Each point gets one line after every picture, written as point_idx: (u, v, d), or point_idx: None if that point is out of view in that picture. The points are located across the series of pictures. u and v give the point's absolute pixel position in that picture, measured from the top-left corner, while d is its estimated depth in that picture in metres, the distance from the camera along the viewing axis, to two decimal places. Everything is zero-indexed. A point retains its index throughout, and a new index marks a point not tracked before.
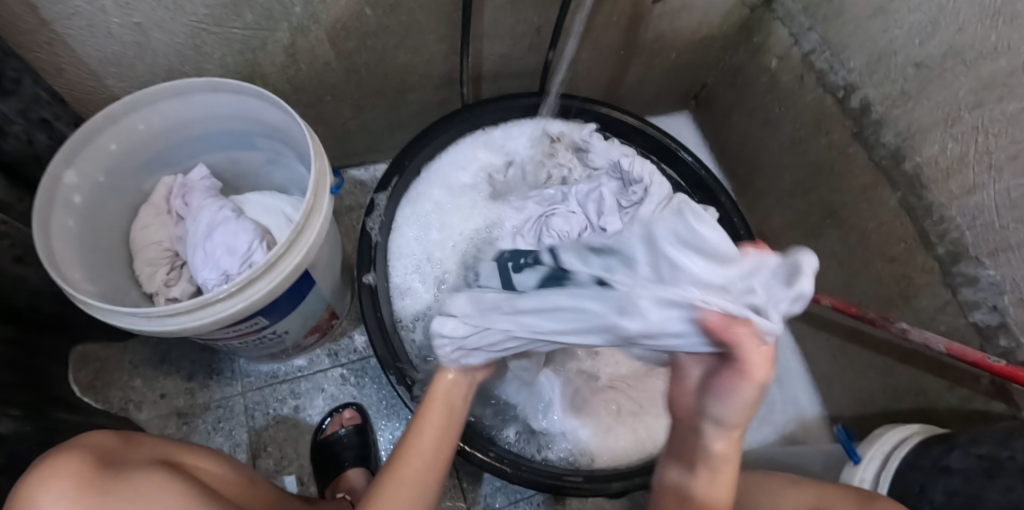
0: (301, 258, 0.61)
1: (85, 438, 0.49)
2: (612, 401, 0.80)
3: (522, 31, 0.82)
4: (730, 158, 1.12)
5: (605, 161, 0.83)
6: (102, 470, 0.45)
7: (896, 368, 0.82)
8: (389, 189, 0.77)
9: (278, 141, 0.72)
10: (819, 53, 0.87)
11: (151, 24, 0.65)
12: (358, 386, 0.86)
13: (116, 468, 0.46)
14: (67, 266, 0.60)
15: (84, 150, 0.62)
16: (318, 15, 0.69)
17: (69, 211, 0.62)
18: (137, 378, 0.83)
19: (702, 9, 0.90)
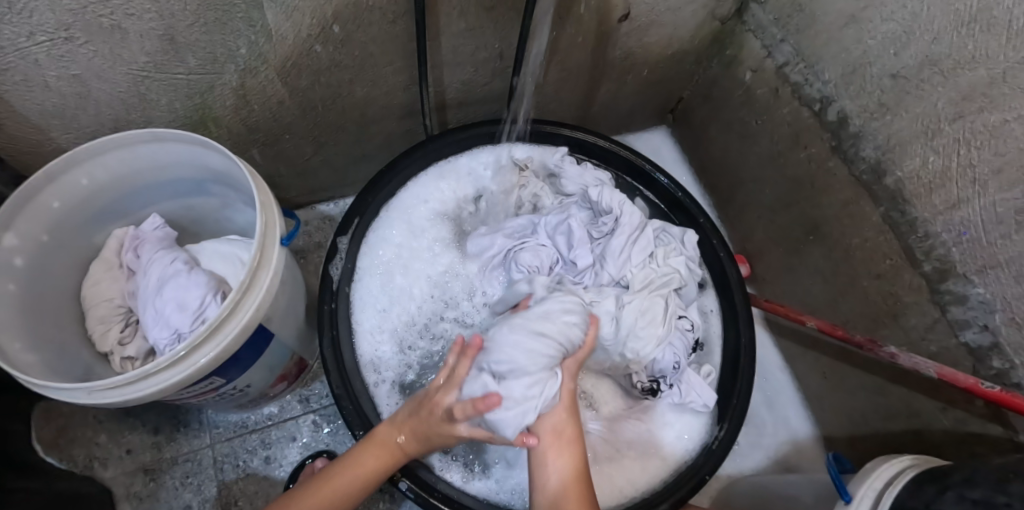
0: (250, 314, 0.58)
1: None
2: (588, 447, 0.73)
3: (484, 57, 0.80)
4: (709, 172, 1.09)
5: (577, 187, 0.81)
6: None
7: (887, 388, 0.78)
8: (350, 232, 0.74)
9: (231, 187, 0.70)
10: (793, 65, 0.84)
11: (90, 75, 0.62)
12: (332, 433, 0.83)
13: None
14: (6, 335, 0.57)
15: (23, 212, 0.60)
16: (265, 55, 0.67)
17: (9, 274, 0.59)
18: (102, 434, 0.81)
19: (671, 24, 0.87)
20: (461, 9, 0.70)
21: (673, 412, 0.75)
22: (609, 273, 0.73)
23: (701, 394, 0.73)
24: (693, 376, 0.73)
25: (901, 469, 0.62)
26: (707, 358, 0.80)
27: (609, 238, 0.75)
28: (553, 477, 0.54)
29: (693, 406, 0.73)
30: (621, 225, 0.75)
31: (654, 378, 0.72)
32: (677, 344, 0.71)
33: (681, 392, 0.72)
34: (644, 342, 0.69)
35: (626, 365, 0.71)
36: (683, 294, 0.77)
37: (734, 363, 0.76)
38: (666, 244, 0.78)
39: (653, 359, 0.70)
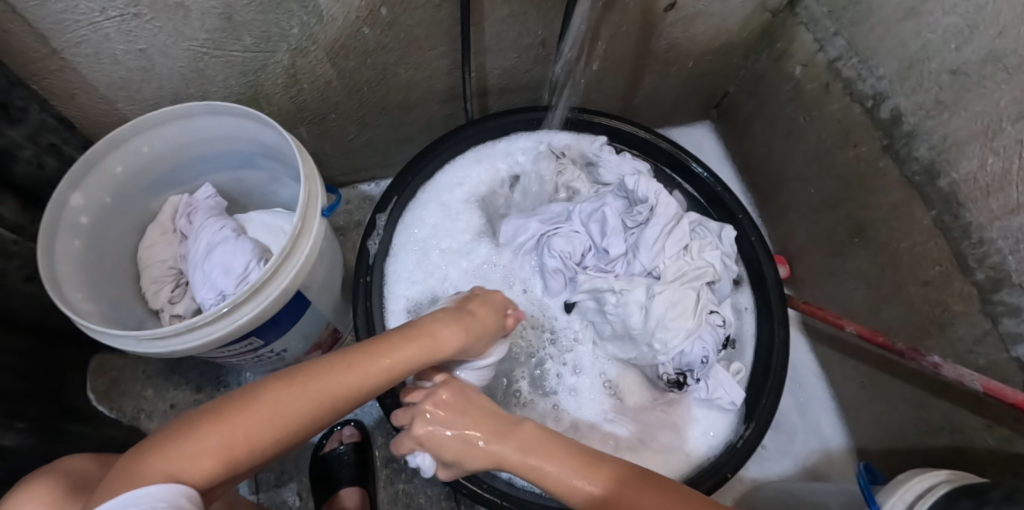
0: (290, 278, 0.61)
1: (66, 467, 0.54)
2: (609, 436, 0.72)
3: (527, 44, 0.80)
4: (751, 169, 1.06)
5: (615, 176, 0.82)
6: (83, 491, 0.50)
7: (929, 401, 0.74)
8: (388, 210, 0.76)
9: (278, 160, 0.73)
10: (846, 59, 0.81)
11: (154, 50, 0.66)
12: (360, 403, 0.86)
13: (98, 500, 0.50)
14: (69, 286, 0.62)
15: (90, 174, 0.65)
16: (316, 36, 0.69)
17: (75, 231, 0.64)
18: (149, 388, 0.86)
19: (718, 15, 0.86)
20: None
21: (699, 407, 0.74)
22: (641, 263, 0.74)
23: (728, 391, 0.71)
24: (721, 372, 0.72)
25: (936, 483, 0.60)
26: (739, 356, 0.79)
27: (643, 228, 0.75)
28: (591, 489, 0.50)
29: (720, 402, 0.72)
30: (657, 215, 0.74)
31: (681, 372, 0.72)
32: (707, 338, 0.71)
33: (708, 387, 0.71)
34: (673, 332, 0.69)
35: (653, 356, 0.71)
36: (716, 289, 0.76)
37: (766, 364, 0.74)
38: (702, 238, 0.77)
39: (681, 351, 0.70)
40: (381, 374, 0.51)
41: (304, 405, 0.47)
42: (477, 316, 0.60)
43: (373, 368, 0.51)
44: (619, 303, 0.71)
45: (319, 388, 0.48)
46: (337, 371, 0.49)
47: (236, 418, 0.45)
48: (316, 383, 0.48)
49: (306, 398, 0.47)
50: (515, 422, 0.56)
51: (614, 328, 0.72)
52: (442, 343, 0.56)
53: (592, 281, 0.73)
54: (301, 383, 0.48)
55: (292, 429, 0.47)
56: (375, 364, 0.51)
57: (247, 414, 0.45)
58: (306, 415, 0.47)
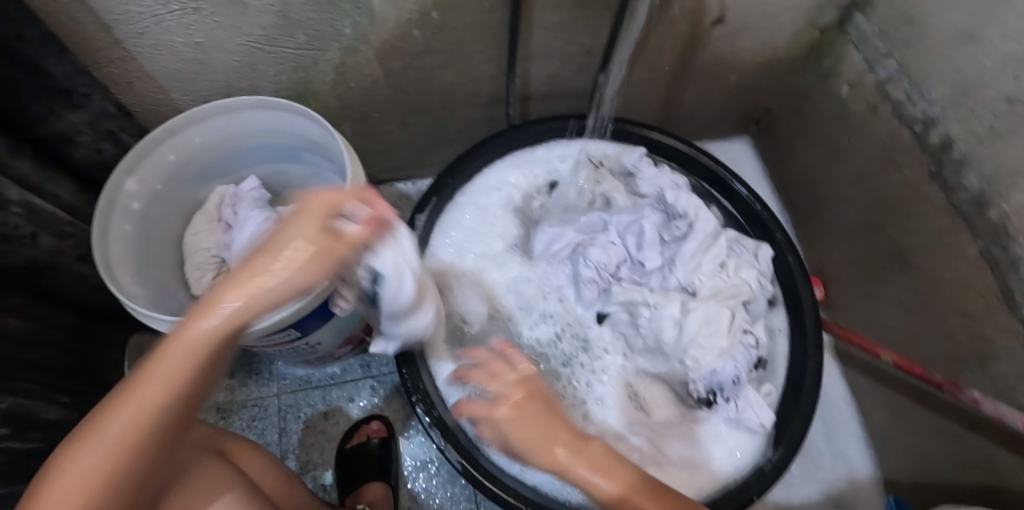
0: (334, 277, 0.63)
1: None
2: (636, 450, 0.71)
3: (572, 52, 0.80)
4: (790, 188, 1.04)
5: (652, 188, 0.80)
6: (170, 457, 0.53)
7: (964, 436, 0.72)
8: (427, 211, 0.78)
9: (322, 156, 0.74)
10: (895, 81, 0.79)
11: (211, 43, 0.68)
12: (387, 399, 0.86)
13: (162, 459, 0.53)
14: (120, 268, 0.64)
15: (143, 161, 0.66)
16: (367, 36, 0.71)
17: (127, 215, 0.66)
18: None
19: (766, 30, 0.85)
20: (554, 3, 0.71)
21: (727, 426, 0.73)
22: (677, 278, 0.74)
23: (758, 413, 0.70)
24: (752, 394, 0.70)
25: None
26: (769, 377, 0.77)
27: (680, 243, 0.75)
28: (602, 483, 0.46)
29: (749, 424, 0.70)
30: (695, 231, 0.75)
31: (711, 390, 0.72)
32: (740, 357, 0.69)
33: (738, 407, 0.70)
34: (705, 351, 0.68)
35: (684, 372, 0.71)
36: (751, 309, 0.75)
37: (796, 388, 0.74)
38: (738, 256, 0.77)
39: (712, 370, 0.69)
40: (191, 356, 0.44)
41: (123, 425, 0.42)
42: (301, 226, 0.46)
43: (182, 341, 0.44)
44: (653, 316, 0.71)
45: (142, 397, 0.43)
46: (151, 372, 0.43)
47: (55, 487, 0.41)
48: (144, 389, 0.43)
49: (129, 419, 0.42)
50: (585, 433, 0.50)
51: (646, 341, 0.73)
52: (263, 282, 0.45)
53: (627, 292, 0.73)
54: (124, 401, 0.43)
55: (131, 452, 0.43)
56: (182, 337, 0.44)
57: (65, 479, 0.41)
58: (137, 433, 0.43)
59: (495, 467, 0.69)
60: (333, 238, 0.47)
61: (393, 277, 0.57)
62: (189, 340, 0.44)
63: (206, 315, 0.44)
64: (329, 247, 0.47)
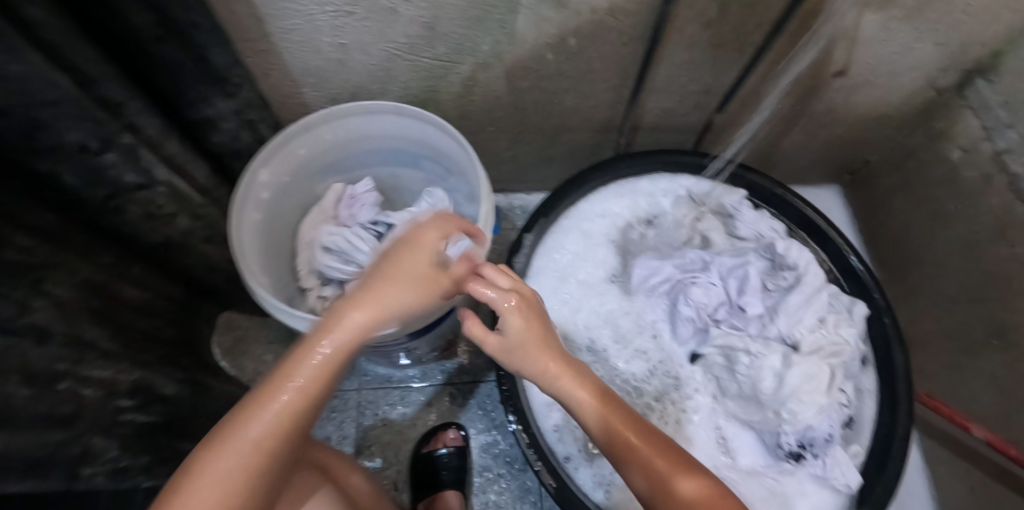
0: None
1: None
2: None
3: (693, 89, 0.80)
4: (882, 245, 1.04)
5: (751, 232, 0.82)
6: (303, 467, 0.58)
7: None
8: (534, 230, 0.79)
9: (443, 167, 0.75)
10: (1016, 153, 0.78)
11: (354, 46, 0.70)
12: (464, 409, 0.88)
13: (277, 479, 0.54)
14: (250, 257, 0.65)
15: (278, 154, 0.68)
16: (503, 54, 0.71)
17: (257, 204, 0.68)
18: (269, 354, 0.93)
19: (885, 86, 0.84)
20: (690, 41, 0.71)
21: (812, 483, 0.73)
22: (777, 328, 0.74)
23: (845, 473, 0.71)
24: (841, 453, 0.71)
25: None
26: (855, 437, 0.77)
27: (785, 294, 0.76)
28: (687, 489, 0.46)
29: (835, 483, 0.71)
30: (802, 284, 0.75)
31: (801, 445, 0.71)
32: (835, 416, 0.70)
33: (826, 465, 0.70)
34: (805, 406, 0.68)
35: (777, 424, 0.71)
36: (846, 367, 0.75)
37: (886, 447, 0.74)
38: (837, 313, 0.76)
39: (808, 426, 0.69)
40: (324, 365, 0.47)
41: (266, 426, 0.44)
42: (416, 253, 0.51)
43: (313, 348, 0.47)
44: (752, 365, 0.71)
45: (281, 395, 0.45)
46: (285, 376, 0.46)
47: (197, 488, 0.41)
48: (277, 386, 0.46)
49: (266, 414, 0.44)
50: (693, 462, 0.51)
51: (742, 387, 0.73)
52: (388, 295, 0.49)
53: (726, 337, 0.74)
54: (263, 398, 0.45)
55: (272, 441, 0.44)
56: (314, 344, 0.47)
57: (204, 481, 0.41)
58: (270, 433, 0.44)
59: (581, 493, 0.69)
60: (447, 269, 0.53)
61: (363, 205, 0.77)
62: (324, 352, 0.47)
63: (335, 331, 0.47)
64: (435, 275, 0.52)
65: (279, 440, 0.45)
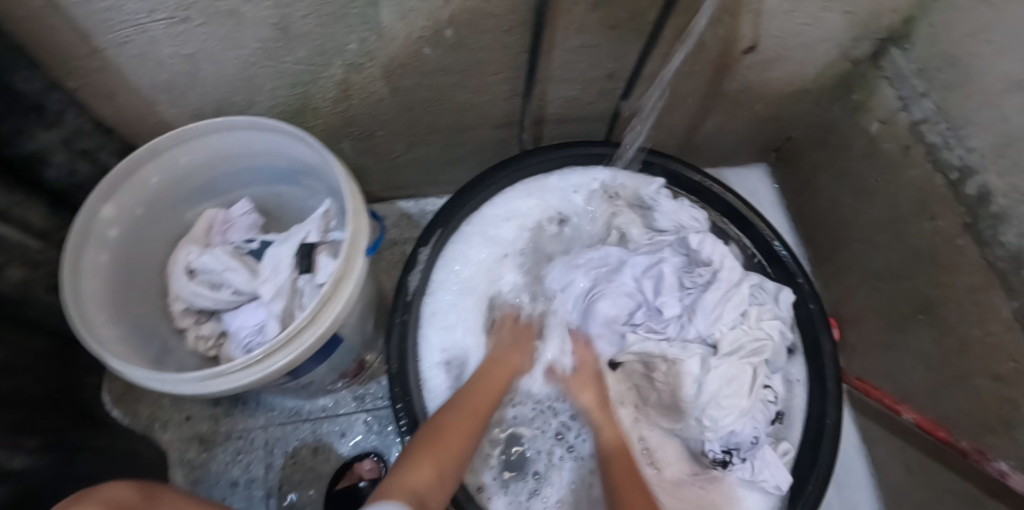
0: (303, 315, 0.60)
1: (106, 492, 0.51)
2: None
3: (594, 76, 0.75)
4: (810, 222, 1.01)
5: (671, 223, 0.76)
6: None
7: (983, 502, 0.70)
8: (431, 244, 0.73)
9: (321, 181, 0.68)
10: (932, 123, 0.75)
11: (201, 55, 0.61)
12: (381, 435, 0.82)
13: None
14: (92, 306, 0.57)
15: (123, 185, 0.60)
16: (374, 53, 0.64)
17: (102, 245, 0.60)
18: (165, 397, 0.83)
19: (797, 61, 0.80)
20: (580, 26, 0.65)
21: (742, 486, 0.70)
22: (696, 329, 0.69)
23: (775, 474, 0.67)
24: (769, 453, 0.68)
25: None
26: (786, 433, 0.73)
27: (701, 291, 0.70)
28: None
29: (765, 485, 0.68)
30: (718, 280, 0.70)
31: (727, 450, 0.68)
32: (759, 417, 0.66)
33: (754, 469, 0.67)
34: (725, 412, 0.64)
35: (699, 432, 0.67)
36: (771, 361, 0.71)
37: (817, 440, 0.70)
38: (760, 304, 0.71)
39: (731, 431, 0.65)
40: (475, 421, 0.60)
41: (432, 473, 0.52)
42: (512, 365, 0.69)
43: (476, 403, 0.62)
44: (670, 372, 0.66)
45: (465, 425, 0.59)
46: (465, 420, 0.59)
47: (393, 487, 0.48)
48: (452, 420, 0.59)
49: (445, 443, 0.56)
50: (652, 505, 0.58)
51: (662, 397, 0.68)
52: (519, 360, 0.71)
53: (643, 343, 0.69)
54: (432, 450, 0.54)
55: (444, 468, 0.53)
56: (477, 401, 0.62)
57: (398, 483, 0.49)
58: (453, 460, 0.55)
59: None
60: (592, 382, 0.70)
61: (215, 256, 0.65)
62: (488, 390, 0.64)
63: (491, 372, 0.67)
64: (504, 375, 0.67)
65: (441, 485, 0.52)
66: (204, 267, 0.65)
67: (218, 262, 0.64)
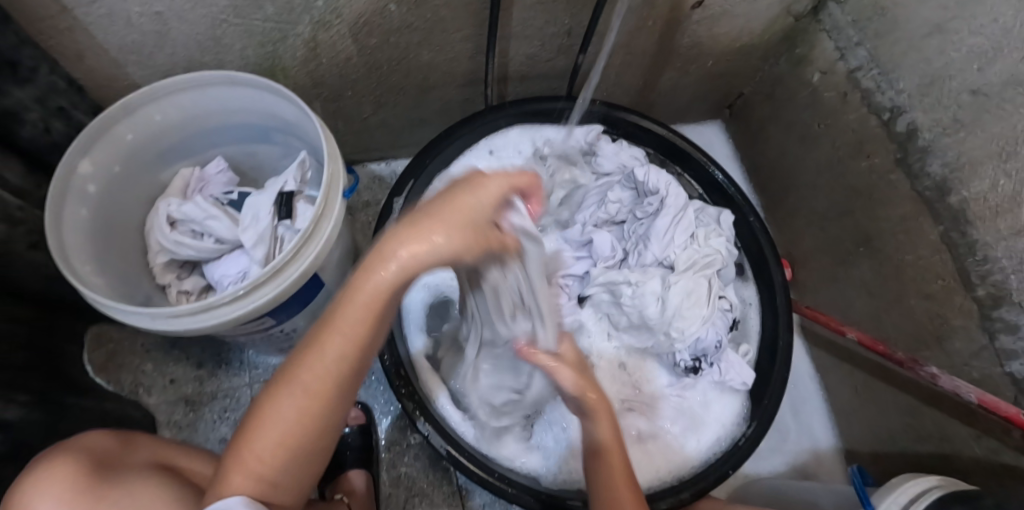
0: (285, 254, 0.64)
1: (84, 439, 0.55)
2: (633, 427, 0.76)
3: (553, 33, 0.79)
4: (762, 173, 1.08)
5: (615, 164, 0.84)
6: (101, 474, 0.51)
7: (920, 409, 0.77)
8: (404, 194, 0.78)
9: (296, 136, 0.71)
10: (866, 70, 0.81)
11: (172, 14, 0.62)
12: (365, 386, 0.85)
13: (115, 469, 0.52)
14: (77, 258, 0.59)
15: (100, 141, 0.62)
16: (340, 10, 0.66)
17: (83, 200, 0.61)
18: (148, 362, 0.85)
19: (744, 16, 0.85)
20: None
21: (712, 390, 0.78)
22: (653, 254, 0.76)
23: (739, 373, 0.76)
24: (732, 355, 0.76)
25: (927, 488, 0.62)
26: (744, 338, 0.82)
27: (653, 218, 0.77)
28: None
29: (732, 384, 0.76)
30: (666, 206, 0.77)
31: (696, 357, 0.76)
32: (719, 323, 0.74)
33: (721, 370, 0.76)
34: (690, 321, 0.72)
35: (670, 344, 0.74)
36: (722, 275, 0.80)
37: (772, 344, 0.78)
38: (707, 226, 0.80)
39: (697, 338, 0.73)
40: (310, 391, 0.44)
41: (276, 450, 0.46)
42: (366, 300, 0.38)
43: (305, 379, 0.44)
44: (636, 294, 0.72)
45: (286, 411, 0.44)
46: (291, 395, 0.44)
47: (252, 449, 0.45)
48: (278, 402, 0.45)
49: (270, 431, 0.45)
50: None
51: (630, 318, 0.75)
52: (428, 234, 0.35)
53: (608, 274, 0.76)
54: (260, 428, 0.45)
55: (289, 447, 0.46)
56: (304, 378, 0.44)
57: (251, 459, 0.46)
58: (292, 443, 0.46)
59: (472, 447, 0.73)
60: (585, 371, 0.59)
61: (194, 207, 0.67)
62: (319, 372, 0.43)
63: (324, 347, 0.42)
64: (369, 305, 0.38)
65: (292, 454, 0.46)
66: (184, 215, 0.67)
67: (196, 211, 0.67)
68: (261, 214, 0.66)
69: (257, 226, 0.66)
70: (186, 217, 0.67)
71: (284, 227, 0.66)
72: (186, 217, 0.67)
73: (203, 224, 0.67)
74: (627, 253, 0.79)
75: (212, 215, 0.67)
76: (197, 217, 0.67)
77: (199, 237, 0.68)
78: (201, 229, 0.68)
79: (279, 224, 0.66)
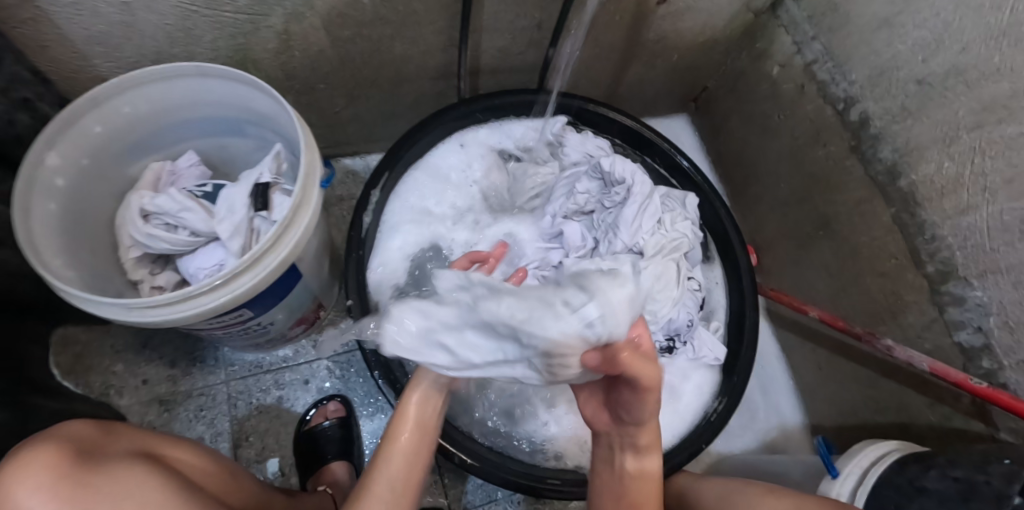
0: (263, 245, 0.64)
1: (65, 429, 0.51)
2: None
3: (523, 26, 0.80)
4: (727, 163, 1.12)
5: (580, 153, 0.86)
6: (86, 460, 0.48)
7: (879, 381, 0.82)
8: (380, 186, 0.79)
9: (270, 129, 0.70)
10: (821, 63, 0.86)
11: (139, 4, 0.61)
12: (343, 379, 0.86)
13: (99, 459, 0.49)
14: (47, 252, 0.58)
15: (68, 133, 0.60)
16: (313, 2, 0.66)
17: (51, 194, 0.60)
18: (119, 363, 0.83)
19: (706, 11, 0.89)
20: None
21: (687, 367, 0.81)
22: (622, 242, 0.77)
23: (712, 349, 0.80)
24: (705, 334, 0.80)
25: (887, 450, 0.66)
26: (714, 315, 0.86)
27: (620, 207, 0.79)
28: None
29: (706, 360, 0.80)
30: (633, 194, 0.79)
31: (670, 338, 0.79)
32: (689, 303, 0.79)
33: (695, 348, 0.79)
34: (661, 305, 0.75)
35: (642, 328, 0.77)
36: (691, 256, 0.83)
37: (740, 321, 0.81)
38: (672, 210, 0.82)
39: (670, 319, 0.77)
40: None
41: None
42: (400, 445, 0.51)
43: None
44: None
45: None
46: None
47: None
48: None
49: None
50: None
51: None
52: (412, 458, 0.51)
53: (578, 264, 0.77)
54: None
55: None
56: None
57: None
58: None
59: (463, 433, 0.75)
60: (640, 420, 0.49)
61: (167, 200, 0.66)
62: None
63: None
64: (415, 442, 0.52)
65: None
66: (158, 209, 0.66)
67: (169, 206, 0.66)
68: (236, 205, 0.66)
69: (234, 217, 0.65)
70: (160, 210, 0.67)
71: (259, 219, 0.66)
72: (159, 210, 0.67)
73: (175, 217, 0.66)
74: (597, 241, 0.81)
75: (188, 207, 0.66)
76: (170, 209, 0.66)
77: (172, 230, 0.67)
78: (172, 222, 0.67)
79: (255, 216, 0.65)
